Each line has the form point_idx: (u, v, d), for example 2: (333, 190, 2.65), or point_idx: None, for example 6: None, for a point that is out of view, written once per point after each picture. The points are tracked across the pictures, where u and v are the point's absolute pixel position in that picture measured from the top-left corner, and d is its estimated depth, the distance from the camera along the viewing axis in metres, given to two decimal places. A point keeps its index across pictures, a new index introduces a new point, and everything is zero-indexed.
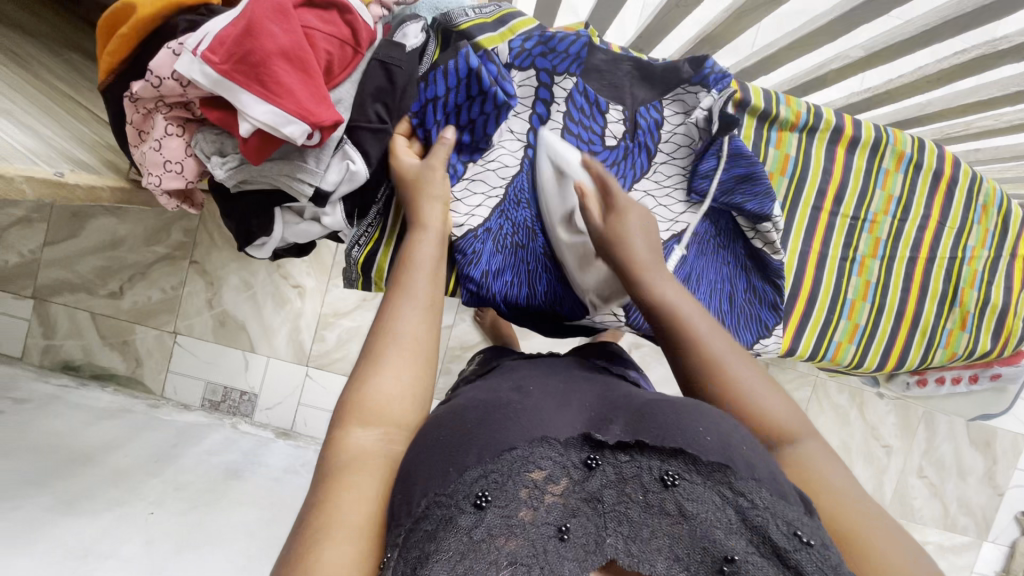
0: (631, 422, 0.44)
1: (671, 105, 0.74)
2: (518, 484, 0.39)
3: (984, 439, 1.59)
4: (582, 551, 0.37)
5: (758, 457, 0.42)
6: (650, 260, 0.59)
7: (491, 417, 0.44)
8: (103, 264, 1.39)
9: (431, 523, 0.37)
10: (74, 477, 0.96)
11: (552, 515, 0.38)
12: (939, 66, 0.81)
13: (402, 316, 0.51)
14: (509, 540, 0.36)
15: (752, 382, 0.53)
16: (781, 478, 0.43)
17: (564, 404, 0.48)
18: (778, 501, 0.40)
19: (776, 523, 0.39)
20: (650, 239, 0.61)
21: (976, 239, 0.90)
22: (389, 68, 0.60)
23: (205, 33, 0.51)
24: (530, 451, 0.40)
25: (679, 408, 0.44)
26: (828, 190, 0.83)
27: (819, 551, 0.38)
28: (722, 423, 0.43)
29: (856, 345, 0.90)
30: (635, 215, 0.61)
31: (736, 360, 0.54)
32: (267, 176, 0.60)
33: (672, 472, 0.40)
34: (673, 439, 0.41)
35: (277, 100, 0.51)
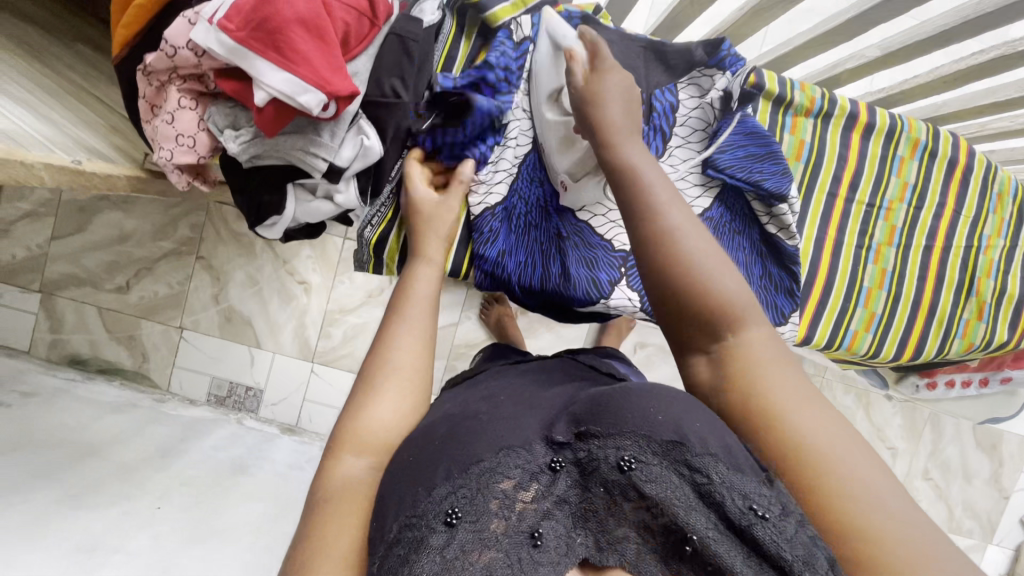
0: (583, 411, 0.42)
1: (686, 88, 0.74)
2: (487, 497, 0.38)
3: (990, 441, 1.58)
4: (556, 554, 0.36)
5: (715, 432, 0.40)
6: (624, 124, 0.58)
7: (455, 433, 0.44)
8: (111, 258, 1.40)
9: (403, 547, 0.37)
10: (81, 471, 0.96)
11: (524, 521, 0.37)
12: (955, 66, 0.80)
13: (396, 347, 0.53)
14: (482, 554, 0.35)
15: (709, 261, 0.50)
16: (736, 449, 0.40)
17: (527, 412, 0.46)
18: (736, 474, 0.38)
19: (733, 497, 0.36)
20: (627, 109, 0.59)
21: (991, 227, 0.90)
22: (406, 42, 0.62)
23: (222, 2, 0.52)
24: (497, 461, 0.40)
25: (640, 391, 0.42)
26: (843, 176, 0.83)
27: (777, 523, 0.36)
28: (682, 400, 0.41)
29: (873, 334, 0.89)
30: (615, 77, 0.60)
31: (690, 234, 0.51)
32: (280, 151, 0.59)
33: (628, 456, 0.38)
34: (626, 424, 0.39)
35: (294, 67, 0.51)
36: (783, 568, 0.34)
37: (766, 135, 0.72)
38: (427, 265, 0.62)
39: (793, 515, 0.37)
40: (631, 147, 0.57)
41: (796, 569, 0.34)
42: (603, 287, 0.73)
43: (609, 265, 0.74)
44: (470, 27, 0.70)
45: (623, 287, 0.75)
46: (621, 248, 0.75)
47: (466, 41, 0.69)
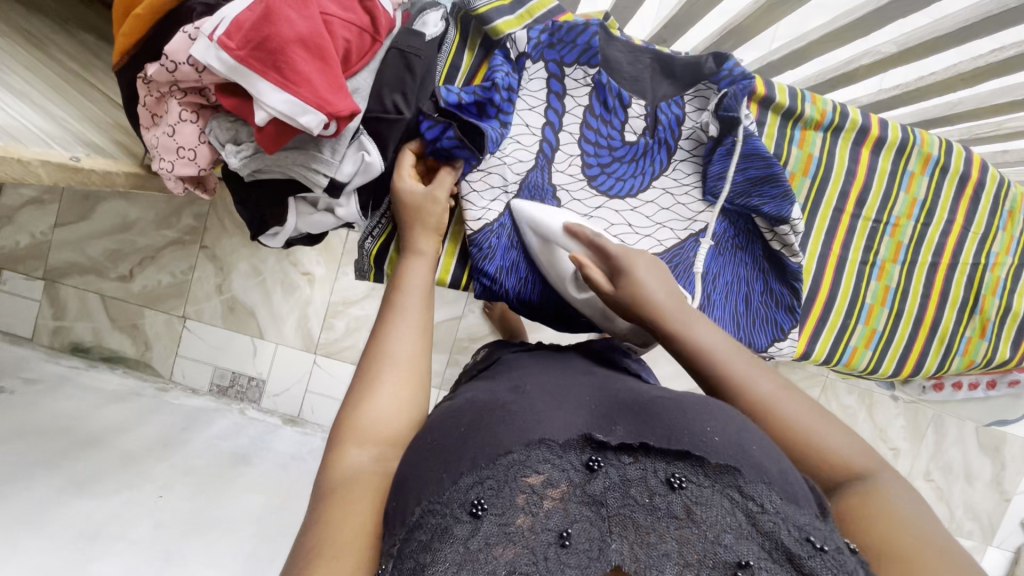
0: (635, 423, 0.43)
1: (693, 101, 0.73)
2: (514, 490, 0.37)
3: (994, 444, 1.57)
4: (585, 557, 0.35)
5: (772, 457, 0.41)
6: (673, 305, 0.55)
7: (483, 423, 0.43)
8: (114, 246, 1.39)
9: (426, 534, 0.37)
10: (84, 459, 0.96)
11: (552, 520, 0.36)
12: (974, 64, 0.78)
13: (395, 338, 0.51)
14: (506, 549, 0.35)
15: (811, 419, 0.49)
16: (792, 478, 0.41)
17: (564, 404, 0.46)
18: (791, 506, 0.38)
19: (788, 529, 0.37)
20: (669, 287, 0.57)
21: (1000, 245, 0.85)
22: (408, 57, 0.60)
23: (221, 18, 0.50)
24: (527, 454, 0.39)
25: (693, 407, 0.43)
26: (851, 191, 0.79)
27: (834, 555, 0.36)
28: (733, 424, 0.43)
29: (873, 350, 0.85)
30: (642, 266, 0.57)
31: (787, 399, 0.50)
32: (281, 165, 0.59)
33: (679, 474, 0.39)
34: (679, 441, 0.40)
35: (294, 89, 0.50)
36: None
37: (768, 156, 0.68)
38: (420, 261, 0.58)
39: (845, 552, 0.38)
40: (695, 327, 0.54)
41: None
42: None
43: None
44: (474, 38, 0.67)
45: None
46: None
47: (470, 53, 0.67)
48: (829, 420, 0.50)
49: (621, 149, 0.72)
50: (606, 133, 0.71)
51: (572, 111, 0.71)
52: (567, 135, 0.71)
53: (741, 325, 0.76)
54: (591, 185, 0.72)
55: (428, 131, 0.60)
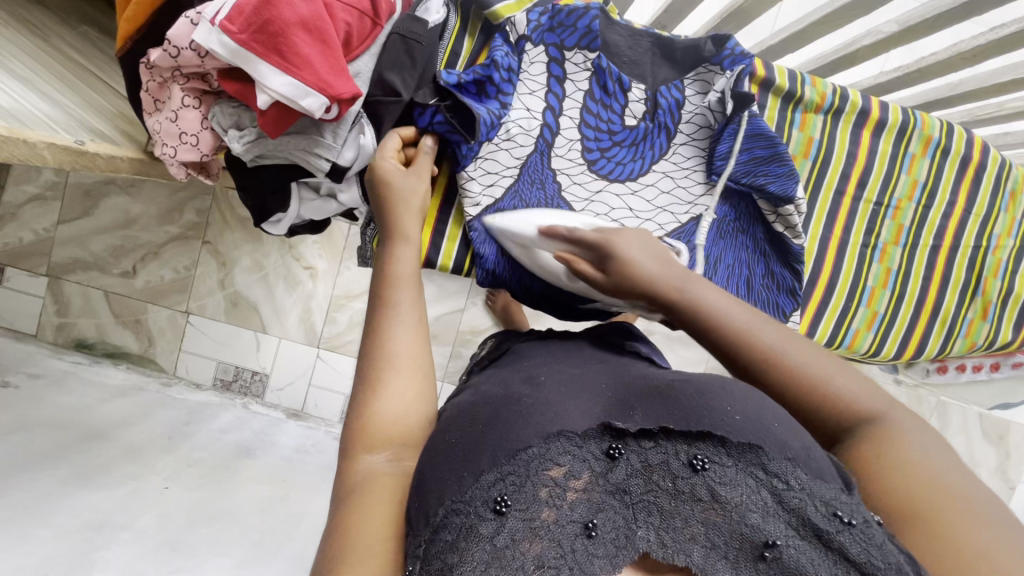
0: (654, 408, 0.43)
1: (692, 85, 0.73)
2: (537, 484, 0.38)
3: (998, 432, 1.57)
4: (613, 547, 0.35)
5: (794, 432, 0.41)
6: (666, 273, 0.52)
7: (500, 418, 0.43)
8: (117, 243, 1.40)
9: (451, 533, 0.37)
10: (90, 452, 0.97)
11: (577, 512, 0.37)
12: (974, 42, 0.78)
13: (396, 336, 0.51)
14: (533, 544, 0.35)
15: (813, 361, 0.47)
16: (817, 456, 0.40)
17: (579, 391, 0.47)
18: (816, 481, 0.38)
19: (814, 504, 0.37)
20: (657, 255, 0.54)
21: (1002, 227, 0.85)
22: (410, 43, 0.59)
23: (223, 2, 0.50)
24: (547, 448, 0.40)
25: (712, 390, 0.43)
26: (852, 173, 0.79)
27: (863, 530, 0.36)
28: (754, 401, 0.42)
29: (874, 333, 0.85)
30: (623, 240, 0.54)
31: (789, 344, 0.47)
32: (282, 150, 0.59)
33: (701, 456, 0.39)
34: (700, 423, 0.41)
35: (296, 72, 0.50)
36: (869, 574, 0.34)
37: (773, 136, 0.70)
38: (407, 246, 0.56)
39: (875, 526, 0.36)
40: (693, 286, 0.51)
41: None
42: None
43: None
44: (474, 23, 0.67)
45: None
46: None
47: (470, 39, 0.68)
48: (837, 361, 0.47)
49: (621, 133, 0.73)
50: (606, 117, 0.72)
51: (572, 96, 0.71)
52: (567, 119, 0.71)
53: None
54: (591, 169, 0.72)
55: (421, 118, 0.62)
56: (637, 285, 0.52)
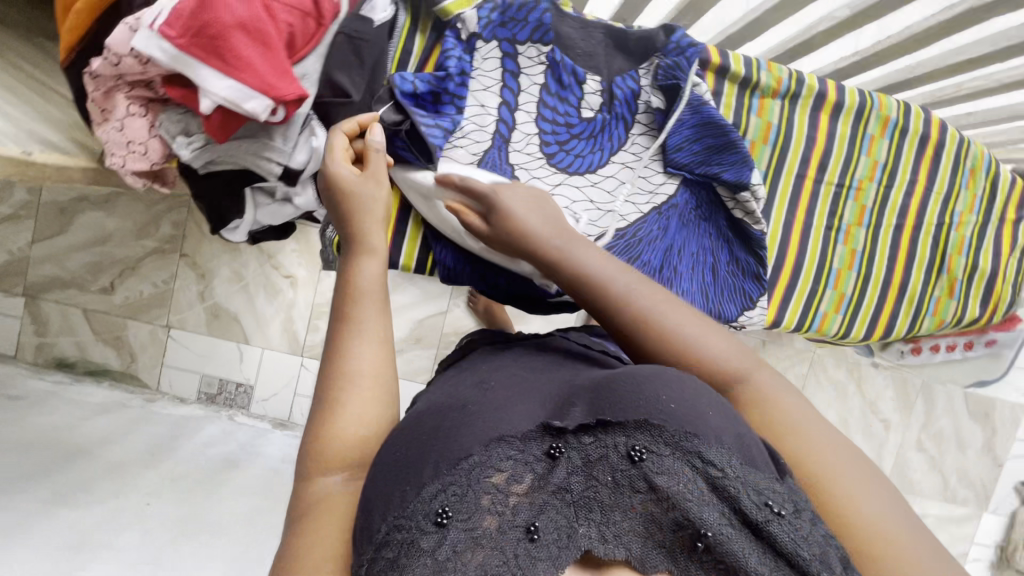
0: (593, 402, 0.42)
1: (647, 74, 0.74)
2: (478, 492, 0.37)
3: (982, 410, 1.62)
4: (555, 548, 0.36)
5: (729, 420, 0.40)
6: (547, 227, 0.54)
7: (445, 427, 0.42)
8: (94, 259, 1.39)
9: (392, 550, 0.36)
10: (69, 471, 0.96)
11: (519, 516, 0.37)
12: (926, 24, 0.78)
13: (352, 356, 0.48)
14: (476, 553, 0.35)
15: (688, 326, 0.49)
16: (750, 442, 0.40)
17: (525, 397, 0.45)
18: (748, 468, 0.38)
19: (748, 492, 0.37)
20: (542, 209, 0.56)
21: (963, 204, 0.85)
22: (356, 43, 0.59)
23: (161, 6, 0.50)
24: (487, 455, 0.39)
25: (648, 379, 0.41)
26: (812, 157, 0.80)
27: (792, 520, 0.36)
28: (689, 386, 0.41)
29: (843, 315, 0.85)
30: (507, 193, 0.56)
31: (666, 310, 0.49)
32: (233, 155, 0.59)
33: (639, 446, 0.38)
34: (634, 410, 0.39)
35: (238, 75, 0.50)
36: (798, 564, 0.35)
37: (722, 124, 0.71)
38: (372, 260, 0.53)
39: (806, 515, 0.37)
40: (573, 246, 0.53)
41: (812, 568, 0.35)
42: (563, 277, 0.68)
43: None
44: (425, 21, 0.67)
45: None
46: None
47: (421, 37, 0.67)
48: (708, 325, 0.50)
49: (579, 126, 0.73)
50: (563, 111, 0.72)
51: (528, 90, 0.71)
52: (523, 114, 0.71)
53: (709, 295, 0.77)
54: (551, 162, 0.72)
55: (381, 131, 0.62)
56: (514, 236, 0.54)
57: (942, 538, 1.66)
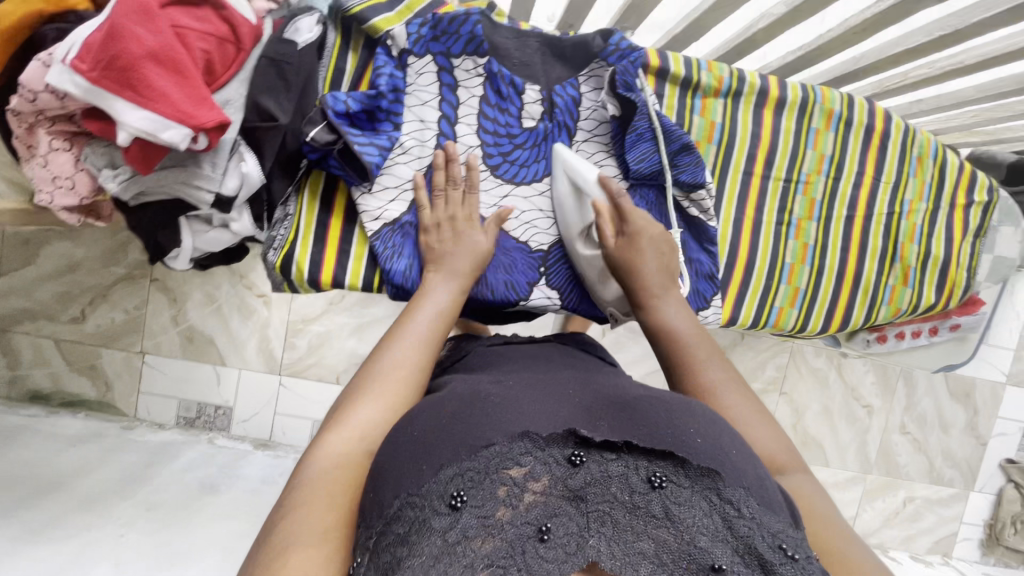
0: (619, 421, 0.44)
1: (587, 81, 0.75)
2: (496, 483, 0.38)
3: (963, 389, 1.63)
4: (563, 553, 0.36)
5: (750, 463, 0.43)
6: (660, 282, 0.63)
7: (467, 412, 0.43)
8: (63, 289, 1.37)
9: (402, 526, 0.37)
10: (40, 508, 0.95)
11: (532, 514, 0.37)
12: (861, 16, 0.77)
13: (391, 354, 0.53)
14: (485, 542, 0.36)
15: (743, 415, 0.53)
16: (768, 485, 0.43)
17: (549, 398, 0.46)
18: (765, 512, 0.40)
19: (762, 535, 0.38)
20: (663, 262, 0.64)
21: (912, 192, 0.86)
22: (280, 66, 0.59)
23: (73, 41, 0.49)
24: (510, 447, 0.39)
25: (678, 410, 0.45)
26: (757, 154, 0.80)
27: (803, 563, 0.38)
28: (717, 427, 0.45)
29: (798, 309, 0.85)
30: (646, 239, 0.64)
31: (725, 392, 0.55)
32: (164, 185, 0.59)
33: (660, 473, 0.40)
34: (663, 441, 0.41)
35: (152, 105, 0.49)
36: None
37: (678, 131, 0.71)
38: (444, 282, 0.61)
39: (814, 562, 0.39)
40: (668, 305, 0.62)
41: None
42: (522, 287, 0.71)
43: (527, 267, 0.72)
44: (356, 38, 0.66)
45: (542, 286, 0.73)
46: (539, 248, 0.73)
47: (354, 54, 0.66)
48: (760, 421, 0.54)
49: (521, 135, 0.73)
50: (503, 121, 0.71)
51: (467, 102, 0.71)
52: (464, 126, 0.70)
53: None
54: (494, 173, 0.72)
55: (311, 155, 0.61)
56: (634, 270, 0.63)
57: (932, 519, 1.67)
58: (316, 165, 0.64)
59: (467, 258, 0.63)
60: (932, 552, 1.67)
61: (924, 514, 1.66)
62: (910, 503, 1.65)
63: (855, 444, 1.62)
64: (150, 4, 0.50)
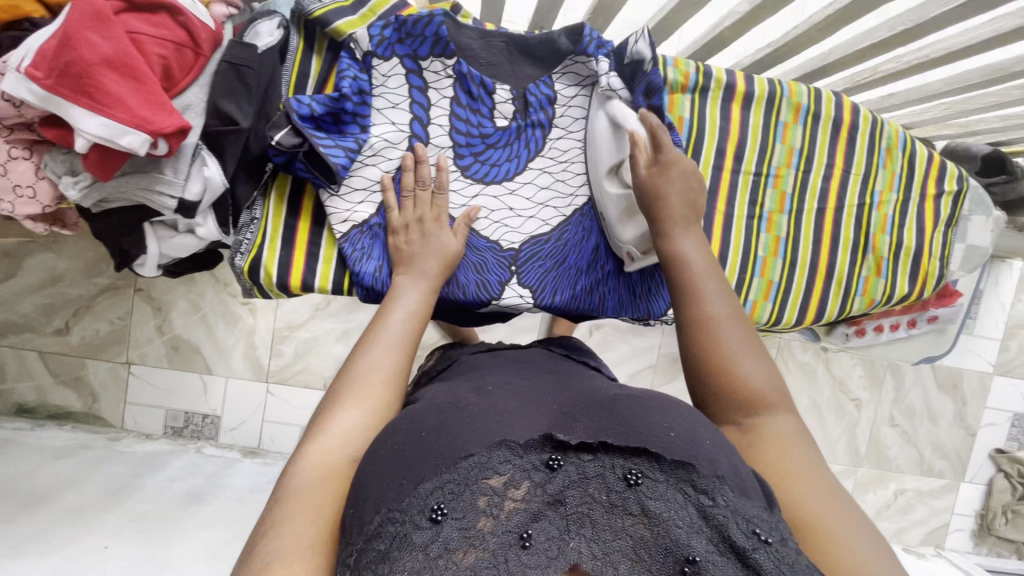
0: (594, 423, 0.43)
1: (563, 78, 0.75)
2: (475, 493, 0.36)
3: (950, 380, 1.64)
4: (545, 557, 0.34)
5: (724, 451, 0.42)
6: (682, 214, 0.62)
7: (447, 424, 0.42)
8: (46, 301, 1.36)
9: (383, 542, 0.35)
10: (22, 523, 0.94)
11: (512, 522, 0.35)
12: (823, 13, 0.79)
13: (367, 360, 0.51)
14: (467, 554, 0.34)
15: (738, 349, 0.53)
16: (744, 473, 0.41)
17: (523, 405, 0.46)
18: (740, 498, 0.39)
19: (737, 522, 0.37)
20: (687, 198, 0.63)
21: (882, 183, 0.86)
22: (240, 70, 0.59)
23: (28, 48, 0.49)
24: (488, 456, 0.38)
25: (652, 407, 0.44)
26: (727, 149, 0.80)
27: (778, 548, 0.37)
28: (689, 418, 0.43)
29: (772, 303, 0.86)
30: (677, 170, 0.63)
31: (729, 324, 0.54)
32: (125, 192, 0.59)
33: (636, 470, 0.38)
34: (637, 439, 0.40)
35: (108, 111, 0.49)
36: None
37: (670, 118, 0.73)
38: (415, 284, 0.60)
39: (791, 543, 0.38)
40: (686, 237, 0.61)
41: None
42: (494, 286, 0.71)
43: (498, 265, 0.72)
44: (320, 42, 0.67)
45: (514, 285, 0.72)
46: (510, 247, 0.73)
47: (319, 57, 0.67)
48: (759, 359, 0.53)
49: (494, 134, 0.73)
50: (475, 121, 0.72)
51: (437, 104, 0.70)
52: (436, 128, 0.70)
53: (635, 288, 0.78)
54: (465, 174, 0.72)
55: (277, 159, 0.62)
56: (658, 197, 0.62)
57: (923, 511, 1.67)
58: (283, 169, 0.64)
59: (435, 258, 0.62)
60: (924, 544, 1.67)
61: (915, 506, 1.67)
62: (900, 495, 1.66)
63: (844, 438, 1.63)
64: (105, 10, 0.50)
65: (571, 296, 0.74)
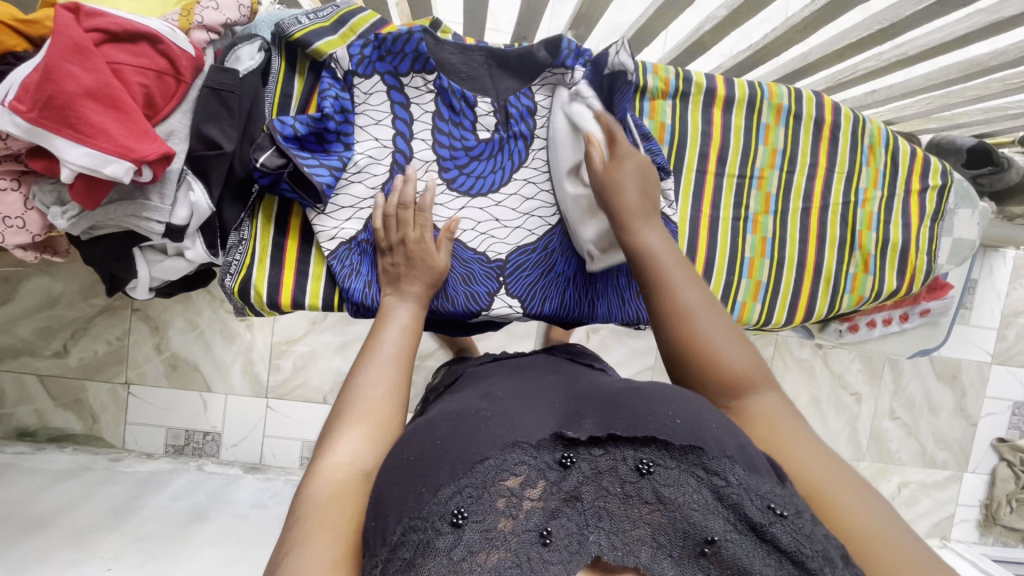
0: (603, 416, 0.42)
1: (541, 90, 0.76)
2: (494, 495, 0.36)
3: (949, 371, 1.64)
4: (567, 553, 0.34)
5: (731, 434, 0.41)
6: (641, 207, 0.59)
7: (459, 432, 0.42)
8: (44, 324, 1.36)
9: (408, 551, 0.35)
10: (24, 547, 0.94)
11: (531, 521, 0.35)
12: (800, 15, 0.79)
13: (366, 379, 0.52)
14: (491, 554, 0.33)
15: (714, 331, 0.52)
16: (752, 452, 0.41)
17: (532, 406, 0.45)
18: (752, 476, 0.38)
19: (751, 498, 0.37)
20: (647, 191, 0.61)
21: (866, 180, 0.87)
22: (221, 95, 0.60)
23: (11, 83, 0.50)
24: (503, 458, 0.38)
25: (660, 397, 0.43)
26: (710, 152, 0.81)
27: (795, 521, 0.37)
28: (696, 405, 0.43)
29: (762, 302, 0.86)
30: (633, 162, 0.62)
31: (705, 312, 0.52)
32: (113, 218, 0.60)
33: (647, 459, 0.38)
34: (644, 428, 0.40)
35: (91, 141, 0.50)
36: (802, 564, 0.35)
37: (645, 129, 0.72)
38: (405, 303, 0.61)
39: (806, 514, 0.38)
40: (650, 229, 0.59)
41: (817, 566, 0.35)
42: (483, 297, 0.72)
43: (486, 276, 0.72)
44: (302, 63, 0.67)
45: (503, 295, 0.73)
46: (496, 258, 0.74)
47: (301, 78, 0.67)
48: (736, 336, 0.52)
49: (477, 147, 0.74)
50: (458, 134, 0.73)
51: (420, 118, 0.71)
52: (419, 142, 0.72)
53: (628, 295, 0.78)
54: (451, 186, 0.73)
55: (262, 180, 0.62)
56: (617, 192, 0.60)
57: (927, 504, 1.67)
58: (269, 190, 0.64)
59: (422, 280, 0.63)
60: (930, 535, 1.67)
61: (920, 498, 1.66)
62: (904, 488, 1.66)
63: (845, 432, 1.63)
64: (85, 43, 0.51)
65: (559, 303, 0.75)
